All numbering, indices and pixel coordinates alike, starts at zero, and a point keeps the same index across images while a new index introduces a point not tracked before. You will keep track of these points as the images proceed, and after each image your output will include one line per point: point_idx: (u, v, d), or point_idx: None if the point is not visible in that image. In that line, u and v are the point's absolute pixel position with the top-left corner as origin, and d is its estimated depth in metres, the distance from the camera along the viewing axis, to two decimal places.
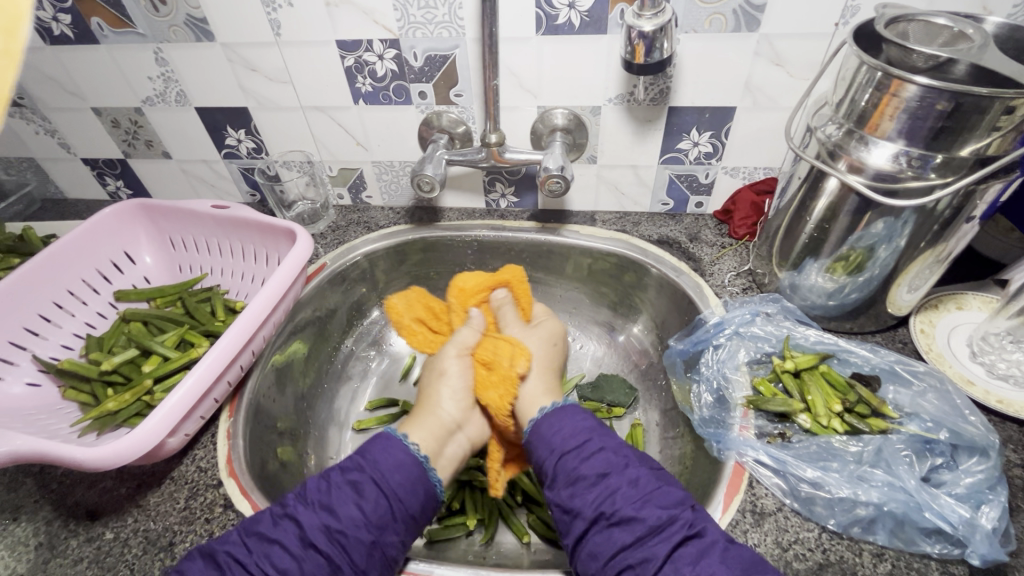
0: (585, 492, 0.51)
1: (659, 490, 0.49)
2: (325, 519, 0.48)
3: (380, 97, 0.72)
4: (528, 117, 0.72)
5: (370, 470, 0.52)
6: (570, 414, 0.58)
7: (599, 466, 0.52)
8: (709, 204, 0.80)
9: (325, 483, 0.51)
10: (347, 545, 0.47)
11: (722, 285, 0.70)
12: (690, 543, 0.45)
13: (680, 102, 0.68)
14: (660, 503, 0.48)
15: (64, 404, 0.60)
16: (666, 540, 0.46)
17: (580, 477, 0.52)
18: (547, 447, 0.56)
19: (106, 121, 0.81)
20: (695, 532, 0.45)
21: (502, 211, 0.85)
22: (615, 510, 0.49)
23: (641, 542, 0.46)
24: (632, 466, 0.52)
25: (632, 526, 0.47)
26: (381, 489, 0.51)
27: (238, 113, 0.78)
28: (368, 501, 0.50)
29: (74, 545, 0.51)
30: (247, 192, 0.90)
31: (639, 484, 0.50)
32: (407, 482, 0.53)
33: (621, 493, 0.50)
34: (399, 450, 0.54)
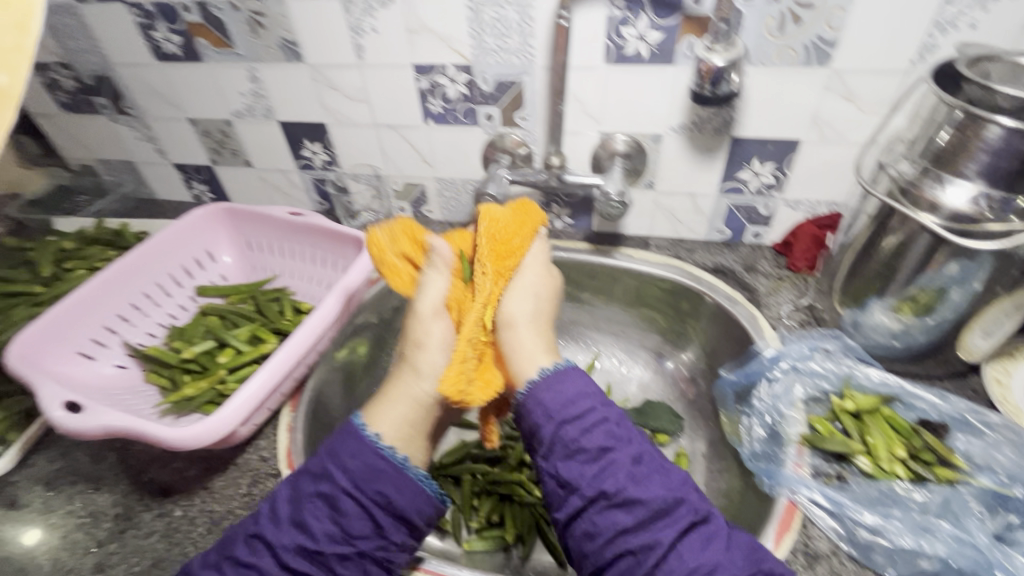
0: (585, 468, 0.44)
1: (657, 473, 0.45)
2: (300, 540, 0.45)
3: (449, 117, 0.76)
4: (589, 142, 0.74)
5: (343, 482, 0.46)
6: (570, 378, 0.49)
7: (602, 438, 0.45)
8: (768, 235, 0.79)
9: (295, 500, 0.47)
10: (329, 562, 0.45)
11: (779, 318, 0.69)
12: (697, 532, 0.43)
13: (743, 132, 0.68)
14: (658, 486, 0.44)
15: (146, 387, 0.65)
16: (668, 528, 0.42)
17: (580, 451, 0.45)
18: (539, 409, 0.47)
19: (199, 130, 0.89)
20: (698, 520, 0.43)
21: (557, 232, 0.86)
22: (622, 491, 0.43)
23: (638, 532, 0.42)
24: (630, 444, 0.46)
25: (633, 510, 0.43)
26: (358, 502, 0.46)
27: (316, 127, 0.83)
28: (346, 519, 0.45)
29: (148, 519, 0.55)
30: (317, 201, 0.95)
31: (633, 457, 0.45)
32: (390, 486, 0.47)
33: (623, 475, 0.44)
34: (370, 453, 0.47)
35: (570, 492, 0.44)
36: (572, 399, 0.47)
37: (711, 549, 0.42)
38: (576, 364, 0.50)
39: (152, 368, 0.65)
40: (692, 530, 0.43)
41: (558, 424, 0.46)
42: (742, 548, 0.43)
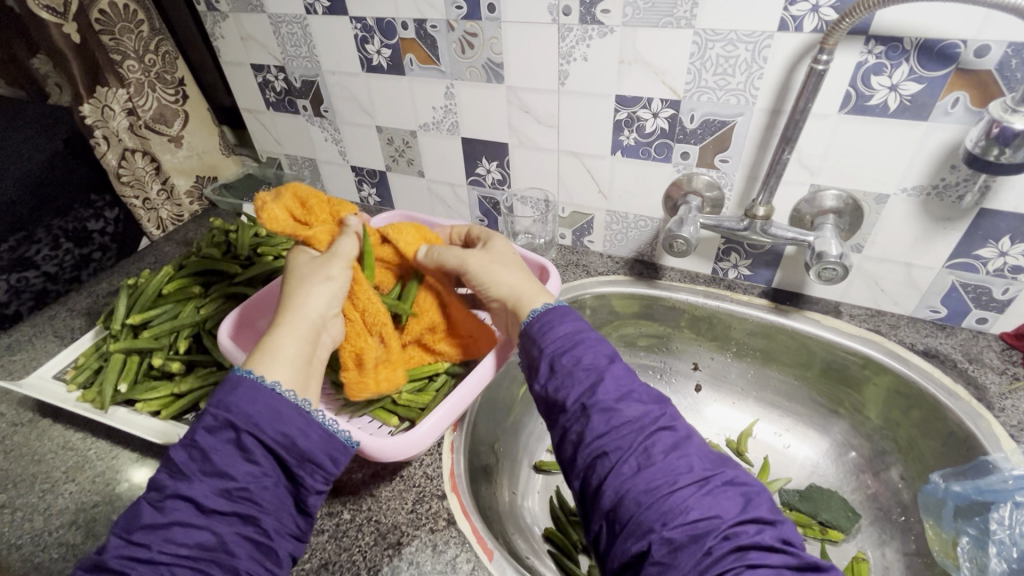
0: (579, 385, 0.46)
1: (641, 386, 0.46)
2: (223, 484, 0.41)
3: (640, 151, 0.73)
4: (795, 194, 0.68)
5: (246, 424, 0.43)
6: (564, 312, 0.52)
7: (594, 356, 0.48)
8: (995, 323, 0.68)
9: (196, 451, 0.43)
10: (257, 500, 0.42)
11: (1019, 427, 0.58)
12: (665, 437, 0.42)
13: (998, 205, 0.59)
14: (646, 401, 0.45)
15: (321, 380, 0.67)
16: (642, 432, 0.42)
17: (591, 372, 0.46)
18: (550, 330, 0.50)
19: (383, 138, 0.93)
20: (670, 431, 0.43)
21: (729, 282, 0.80)
22: (605, 400, 0.44)
23: (644, 443, 0.41)
24: (621, 365, 0.47)
25: (635, 425, 0.42)
26: (264, 441, 0.44)
27: (497, 147, 0.84)
28: (257, 457, 0.43)
29: (318, 515, 0.55)
30: (477, 217, 0.96)
31: (645, 393, 0.45)
32: (294, 426, 0.45)
33: (641, 402, 0.44)
34: (268, 396, 0.45)
35: (586, 416, 0.44)
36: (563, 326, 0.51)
37: (676, 452, 0.41)
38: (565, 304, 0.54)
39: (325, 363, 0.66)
40: (692, 455, 0.41)
41: (568, 352, 0.48)
42: (764, 502, 0.40)
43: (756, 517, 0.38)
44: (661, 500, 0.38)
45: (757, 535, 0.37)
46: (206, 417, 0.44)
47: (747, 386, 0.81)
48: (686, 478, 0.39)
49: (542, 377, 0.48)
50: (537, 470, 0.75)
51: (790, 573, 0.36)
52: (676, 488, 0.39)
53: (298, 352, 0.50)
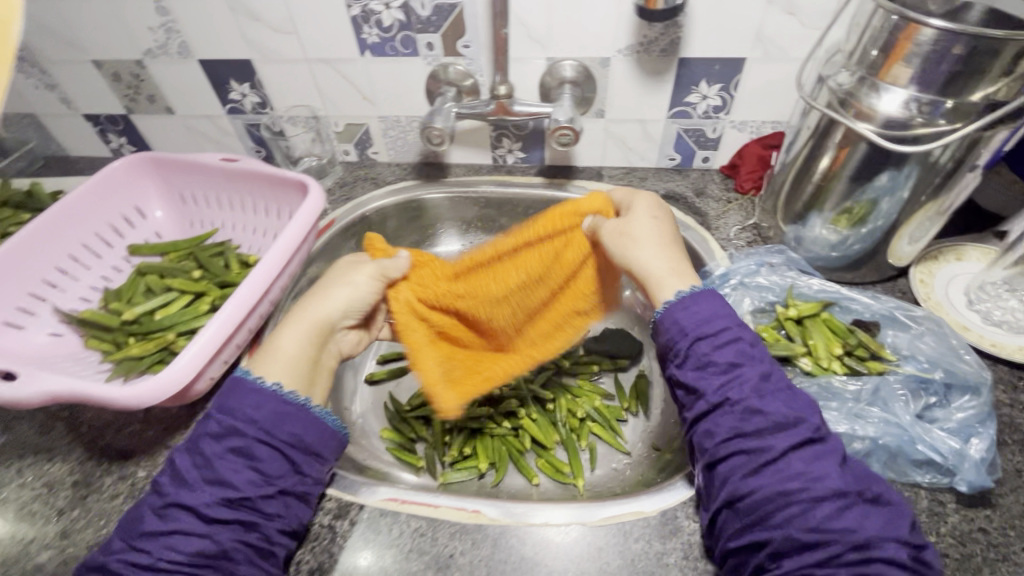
0: (714, 378, 0.45)
1: (784, 394, 0.45)
2: (223, 493, 0.42)
3: (387, 48, 0.71)
4: (536, 69, 0.72)
5: (252, 430, 0.44)
6: (699, 299, 0.49)
7: (704, 348, 0.47)
8: (716, 159, 0.80)
9: (201, 457, 0.43)
10: (258, 506, 0.43)
11: (728, 239, 0.72)
12: (808, 448, 0.42)
13: (690, 53, 0.68)
14: (790, 408, 0.44)
15: (87, 353, 0.61)
16: (789, 438, 0.42)
17: (711, 363, 0.46)
18: (674, 327, 0.48)
19: (107, 74, 0.80)
20: (815, 442, 0.42)
21: (509, 167, 0.85)
22: (747, 399, 0.44)
23: (755, 443, 0.43)
24: (757, 364, 0.46)
25: (759, 417, 0.43)
26: (272, 445, 0.45)
27: (241, 65, 0.76)
28: (262, 463, 0.44)
29: (108, 482, 0.53)
30: (252, 149, 0.89)
31: (729, 352, 0.46)
32: (300, 427, 0.46)
33: (782, 409, 0.43)
34: (273, 401, 0.46)
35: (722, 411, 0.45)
36: (693, 314, 0.48)
37: (819, 463, 0.41)
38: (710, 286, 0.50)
39: (89, 334, 0.61)
40: (838, 472, 0.41)
41: (692, 338, 0.47)
42: (878, 521, 0.38)
43: (900, 538, 0.38)
44: (796, 504, 0.39)
45: (896, 551, 0.37)
46: (210, 424, 0.45)
47: None
48: (830, 488, 0.39)
49: (676, 362, 0.48)
50: (367, 383, 0.78)
51: (784, 543, 0.39)
52: (817, 497, 0.39)
53: (307, 350, 0.50)
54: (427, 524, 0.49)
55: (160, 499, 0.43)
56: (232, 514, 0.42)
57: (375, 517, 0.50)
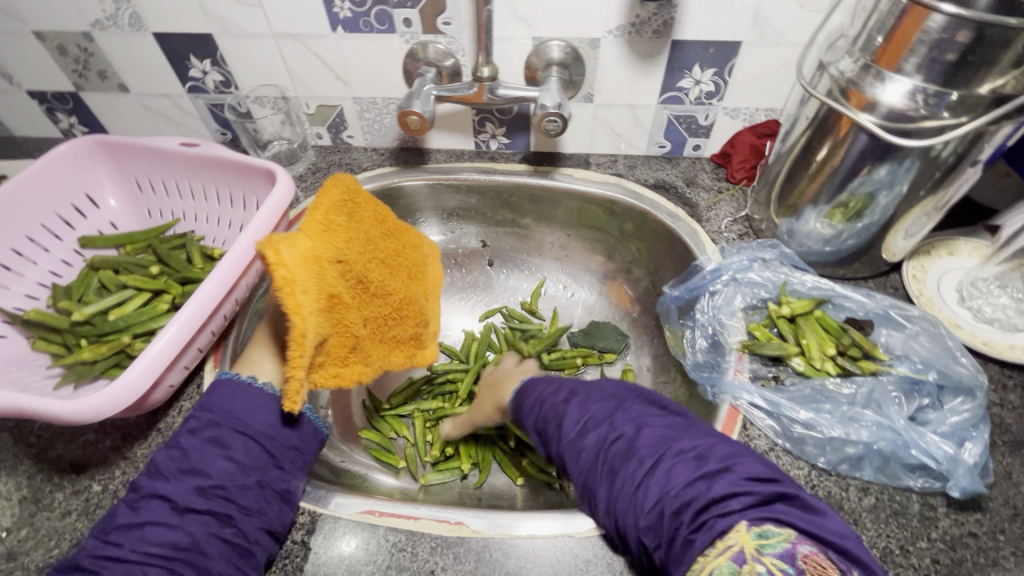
0: (553, 424, 0.48)
1: (592, 406, 0.46)
2: (196, 481, 0.43)
3: (360, 24, 0.66)
4: (521, 50, 0.67)
5: (227, 422, 0.46)
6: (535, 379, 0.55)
7: (553, 404, 0.49)
8: (706, 147, 0.77)
9: (178, 450, 0.45)
10: (233, 495, 0.43)
11: (719, 232, 0.69)
12: (644, 432, 0.42)
13: (684, 36, 0.64)
14: (604, 413, 0.46)
15: (35, 356, 0.57)
16: (620, 434, 0.43)
17: (549, 416, 0.49)
18: (528, 401, 0.53)
19: (51, 47, 0.73)
20: (647, 427, 0.43)
21: (493, 153, 0.81)
22: (579, 426, 0.46)
23: (605, 443, 0.43)
24: (578, 393, 0.48)
25: (586, 432, 0.45)
26: (246, 435, 0.46)
27: (201, 40, 0.70)
28: (236, 452, 0.45)
29: (61, 498, 0.49)
30: (217, 131, 0.83)
31: (558, 401, 0.49)
32: (273, 419, 0.48)
33: (598, 421, 0.45)
34: (247, 392, 0.48)
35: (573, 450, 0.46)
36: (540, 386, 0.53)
37: (653, 444, 0.41)
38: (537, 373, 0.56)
39: (37, 336, 0.56)
40: (679, 449, 0.40)
41: (535, 403, 0.52)
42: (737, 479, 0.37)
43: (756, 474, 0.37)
44: (657, 483, 0.39)
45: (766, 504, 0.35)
46: (191, 421, 0.46)
47: (530, 251, 0.85)
48: (667, 456, 0.40)
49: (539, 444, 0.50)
50: None
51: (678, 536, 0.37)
52: (663, 464, 0.39)
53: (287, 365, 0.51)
54: (407, 537, 0.46)
55: (135, 492, 0.43)
56: (205, 503, 0.42)
57: (352, 531, 0.47)
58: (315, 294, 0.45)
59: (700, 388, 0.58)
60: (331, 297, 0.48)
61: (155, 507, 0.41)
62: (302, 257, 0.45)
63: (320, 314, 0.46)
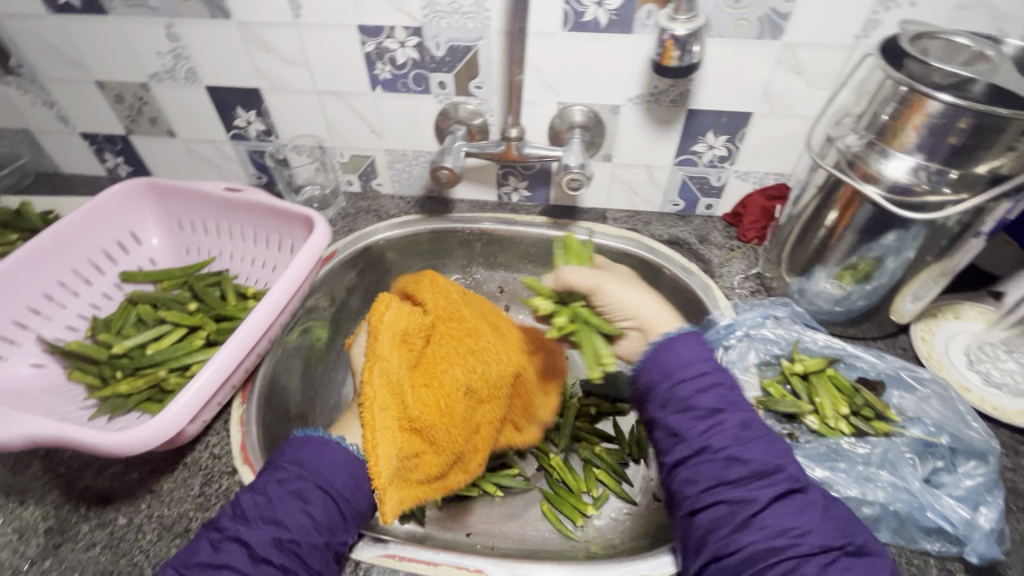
0: (693, 426, 0.46)
1: (769, 438, 0.46)
2: (275, 533, 0.45)
3: (398, 85, 0.72)
4: (546, 112, 0.72)
5: (312, 476, 0.49)
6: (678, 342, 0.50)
7: (703, 404, 0.46)
8: (719, 206, 0.81)
9: (263, 497, 0.48)
10: (303, 554, 0.46)
11: (731, 288, 0.72)
12: (794, 497, 0.42)
13: (699, 105, 0.69)
14: (773, 455, 0.44)
15: (70, 386, 0.59)
16: (772, 488, 0.42)
17: (691, 408, 0.46)
18: (659, 368, 0.49)
19: (109, 95, 0.78)
20: (799, 492, 0.43)
21: (514, 205, 0.85)
22: (728, 448, 0.44)
23: (742, 492, 0.43)
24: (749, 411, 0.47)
25: (739, 466, 0.44)
26: (326, 492, 0.49)
27: (249, 94, 0.76)
28: (315, 508, 0.48)
29: (86, 530, 0.50)
30: (253, 176, 0.88)
31: (705, 403, 0.46)
32: (353, 480, 0.52)
33: (773, 459, 0.44)
34: (338, 451, 0.52)
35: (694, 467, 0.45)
36: (691, 361, 0.48)
37: (806, 515, 0.41)
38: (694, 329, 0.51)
39: (74, 366, 0.59)
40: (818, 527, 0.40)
41: (672, 381, 0.48)
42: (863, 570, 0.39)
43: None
44: (785, 559, 0.39)
45: None
46: (281, 471, 0.50)
47: None
48: (813, 544, 0.40)
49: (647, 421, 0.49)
50: None
51: None
52: (802, 554, 0.39)
53: None
54: None
55: (219, 532, 0.46)
56: (280, 556, 0.45)
57: None
58: (393, 415, 0.57)
59: None
60: (412, 421, 0.57)
61: (232, 550, 0.44)
62: (387, 475, 0.53)
63: (392, 429, 0.56)
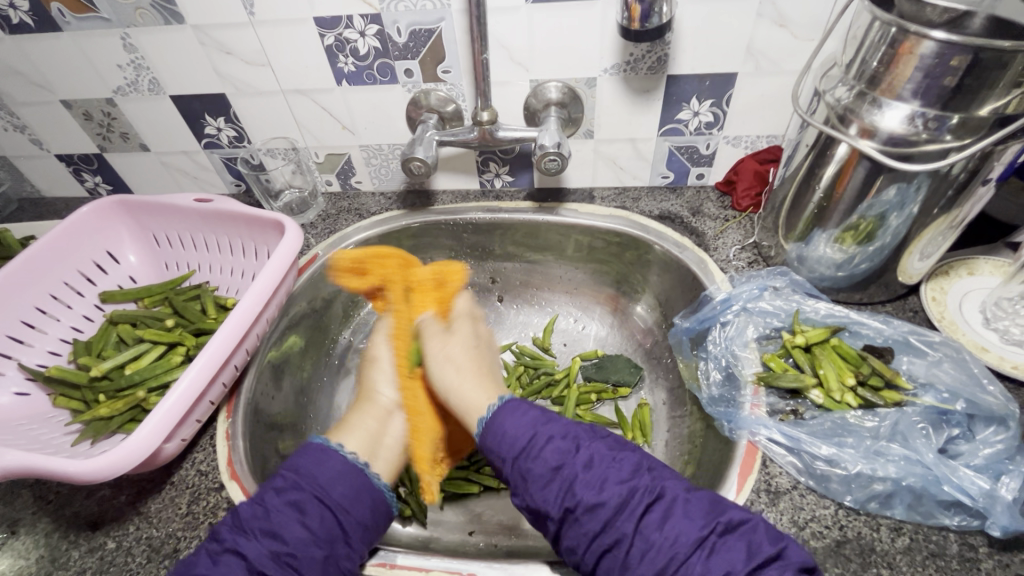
0: (551, 493, 0.44)
1: (615, 463, 0.45)
2: (271, 546, 0.44)
3: (364, 76, 0.69)
4: (519, 92, 0.69)
5: (310, 487, 0.48)
6: (513, 408, 0.50)
7: (541, 467, 0.45)
8: (711, 175, 0.77)
9: (261, 508, 0.46)
10: (300, 567, 0.44)
11: (727, 260, 0.69)
12: (654, 510, 0.42)
13: (679, 70, 0.65)
14: (620, 479, 0.43)
15: (55, 413, 0.58)
16: (632, 516, 0.42)
17: (537, 479, 0.45)
18: (499, 445, 0.48)
19: (78, 114, 0.77)
20: (656, 499, 0.42)
21: (498, 192, 0.82)
22: (581, 500, 0.43)
23: (612, 532, 0.42)
24: (589, 447, 0.46)
25: (595, 514, 0.42)
26: (324, 504, 0.47)
27: (215, 100, 0.74)
28: (312, 519, 0.46)
29: (76, 556, 0.49)
30: (232, 183, 0.86)
31: (552, 464, 0.45)
32: (352, 491, 0.49)
33: (621, 481, 0.43)
34: (334, 459, 0.51)
35: (575, 522, 0.43)
36: (515, 424, 0.48)
37: (671, 522, 0.41)
38: (512, 398, 0.50)
39: (59, 392, 0.58)
40: (685, 520, 0.41)
41: (513, 461, 0.47)
42: (765, 534, 0.40)
43: None
44: (676, 575, 0.39)
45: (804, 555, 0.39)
46: (278, 480, 0.49)
47: (539, 284, 0.85)
48: (688, 545, 0.40)
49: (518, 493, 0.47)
50: None
51: None
52: (685, 561, 0.39)
53: (370, 424, 0.57)
54: None
55: (226, 549, 0.44)
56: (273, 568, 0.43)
57: None
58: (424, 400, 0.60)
59: (716, 423, 0.56)
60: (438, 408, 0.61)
61: (219, 561, 0.43)
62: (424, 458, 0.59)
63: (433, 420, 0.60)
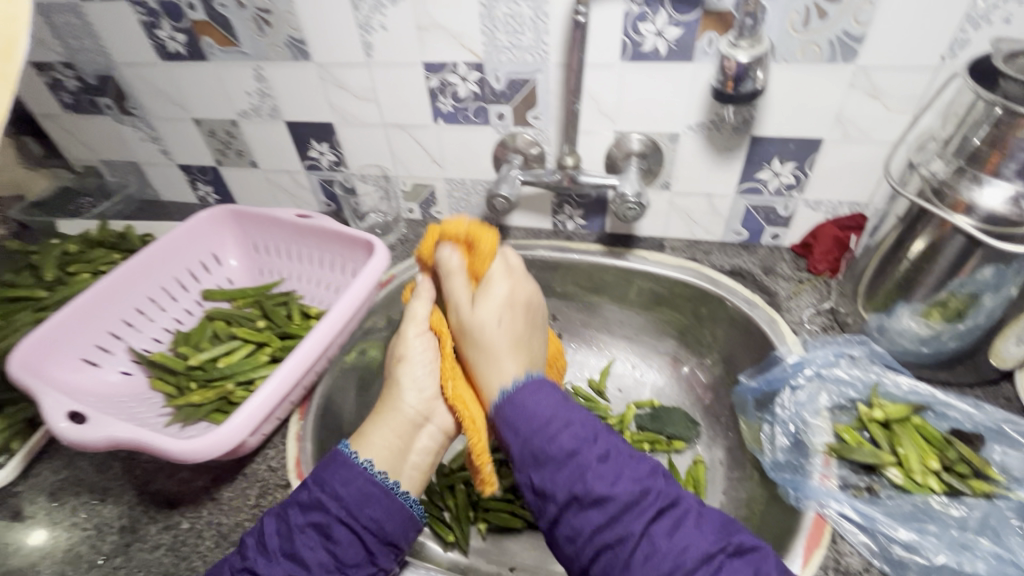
0: (559, 473, 0.42)
1: (631, 461, 0.43)
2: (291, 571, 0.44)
3: (459, 116, 0.74)
4: (603, 142, 0.72)
5: (335, 509, 0.46)
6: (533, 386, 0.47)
7: (555, 446, 0.43)
8: (786, 237, 0.77)
9: (286, 527, 0.46)
10: None
11: (800, 322, 0.67)
12: (666, 516, 0.41)
13: (764, 131, 0.66)
14: (636, 479, 0.42)
15: (151, 394, 0.64)
16: (641, 517, 0.40)
17: (548, 458, 0.43)
18: (515, 413, 0.46)
19: (204, 130, 0.87)
20: (672, 507, 0.41)
21: (569, 233, 0.84)
22: (592, 488, 0.41)
23: (617, 529, 0.40)
24: (605, 439, 0.44)
25: (604, 506, 0.41)
26: (351, 529, 0.47)
27: (323, 128, 0.82)
28: (337, 546, 0.46)
29: (153, 531, 0.53)
30: (323, 203, 0.93)
31: (569, 449, 0.43)
32: (380, 512, 0.48)
33: (636, 479, 0.42)
34: (362, 480, 0.48)
35: (579, 509, 0.41)
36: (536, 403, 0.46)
37: (680, 533, 0.40)
38: (543, 377, 0.48)
39: (157, 375, 0.64)
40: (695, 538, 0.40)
41: (524, 439, 0.44)
42: None
43: None
44: None
45: None
46: (304, 493, 0.48)
47: (599, 328, 0.85)
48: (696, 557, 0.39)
49: (525, 474, 0.44)
50: None
51: None
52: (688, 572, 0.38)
53: (394, 441, 0.53)
54: None
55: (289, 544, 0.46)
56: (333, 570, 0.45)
57: None
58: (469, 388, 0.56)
59: (781, 490, 0.54)
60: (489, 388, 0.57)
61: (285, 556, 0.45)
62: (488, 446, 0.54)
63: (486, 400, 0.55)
